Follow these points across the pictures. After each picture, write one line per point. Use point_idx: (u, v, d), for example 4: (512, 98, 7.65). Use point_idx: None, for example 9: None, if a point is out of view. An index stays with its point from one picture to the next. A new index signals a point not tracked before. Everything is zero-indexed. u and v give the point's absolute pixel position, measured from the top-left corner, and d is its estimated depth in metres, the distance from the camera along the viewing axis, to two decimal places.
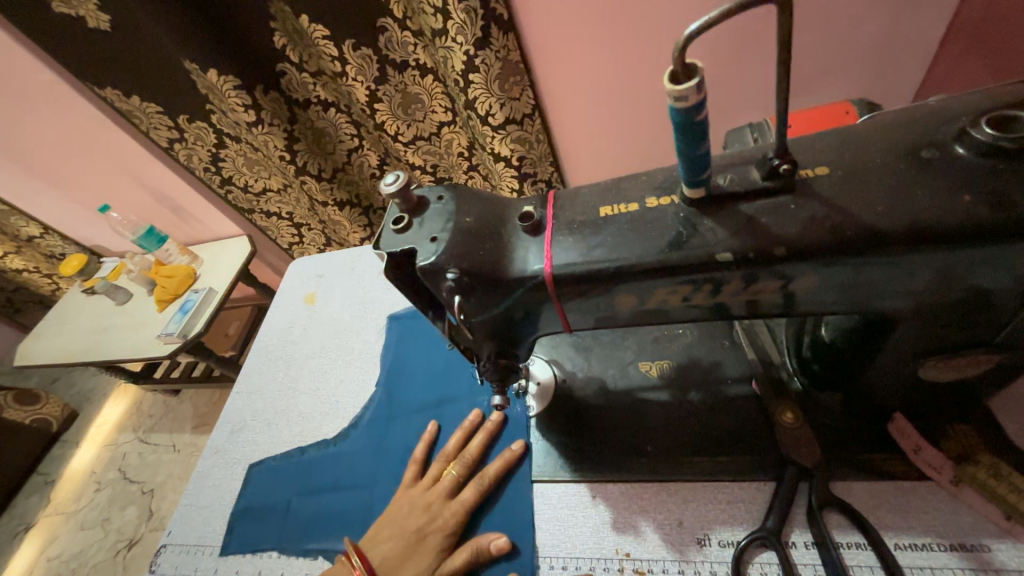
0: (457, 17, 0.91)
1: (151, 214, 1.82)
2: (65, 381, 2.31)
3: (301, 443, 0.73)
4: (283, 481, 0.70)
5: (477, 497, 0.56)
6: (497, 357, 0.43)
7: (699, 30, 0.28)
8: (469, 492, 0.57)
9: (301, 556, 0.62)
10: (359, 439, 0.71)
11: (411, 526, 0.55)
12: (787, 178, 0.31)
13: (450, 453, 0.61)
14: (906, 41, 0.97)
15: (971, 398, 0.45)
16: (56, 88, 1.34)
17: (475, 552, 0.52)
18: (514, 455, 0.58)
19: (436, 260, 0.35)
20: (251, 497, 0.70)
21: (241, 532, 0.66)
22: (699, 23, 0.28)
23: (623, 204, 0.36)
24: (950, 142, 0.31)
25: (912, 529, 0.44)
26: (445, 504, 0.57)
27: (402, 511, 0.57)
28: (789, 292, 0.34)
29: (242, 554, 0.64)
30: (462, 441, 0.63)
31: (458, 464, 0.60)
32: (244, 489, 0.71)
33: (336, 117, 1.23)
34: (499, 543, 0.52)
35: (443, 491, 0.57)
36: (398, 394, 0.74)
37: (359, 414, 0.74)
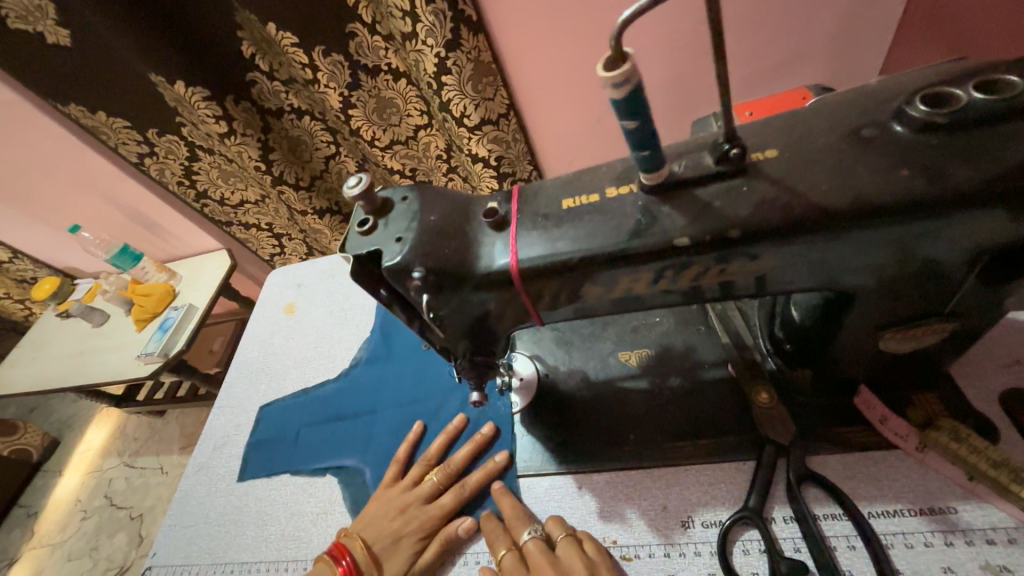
0: (426, 19, 0.91)
1: (124, 232, 1.78)
2: (43, 408, 2.25)
3: (307, 385, 0.81)
4: (292, 418, 0.76)
5: (456, 503, 0.57)
6: (473, 354, 0.44)
7: (633, 16, 0.29)
8: (448, 497, 0.57)
9: (310, 474, 0.69)
10: (360, 376, 0.77)
11: (388, 530, 0.56)
12: (738, 162, 0.32)
13: (433, 456, 0.62)
14: (863, 27, 1.00)
15: (932, 367, 0.47)
16: (16, 108, 1.31)
17: (446, 543, 0.55)
18: (497, 468, 0.58)
19: (401, 260, 0.35)
20: (263, 432, 0.77)
21: (255, 462, 0.74)
22: (632, 9, 0.28)
23: (584, 195, 0.36)
24: (890, 119, 0.32)
25: (883, 497, 0.45)
26: (423, 508, 0.58)
27: (381, 509, 0.58)
28: (749, 273, 0.35)
29: (257, 477, 0.72)
30: (445, 445, 0.63)
31: (439, 469, 0.60)
32: (255, 430, 0.78)
33: (311, 125, 1.22)
34: (465, 524, 0.54)
35: (423, 494, 0.58)
36: (385, 376, 0.76)
37: (357, 354, 0.81)
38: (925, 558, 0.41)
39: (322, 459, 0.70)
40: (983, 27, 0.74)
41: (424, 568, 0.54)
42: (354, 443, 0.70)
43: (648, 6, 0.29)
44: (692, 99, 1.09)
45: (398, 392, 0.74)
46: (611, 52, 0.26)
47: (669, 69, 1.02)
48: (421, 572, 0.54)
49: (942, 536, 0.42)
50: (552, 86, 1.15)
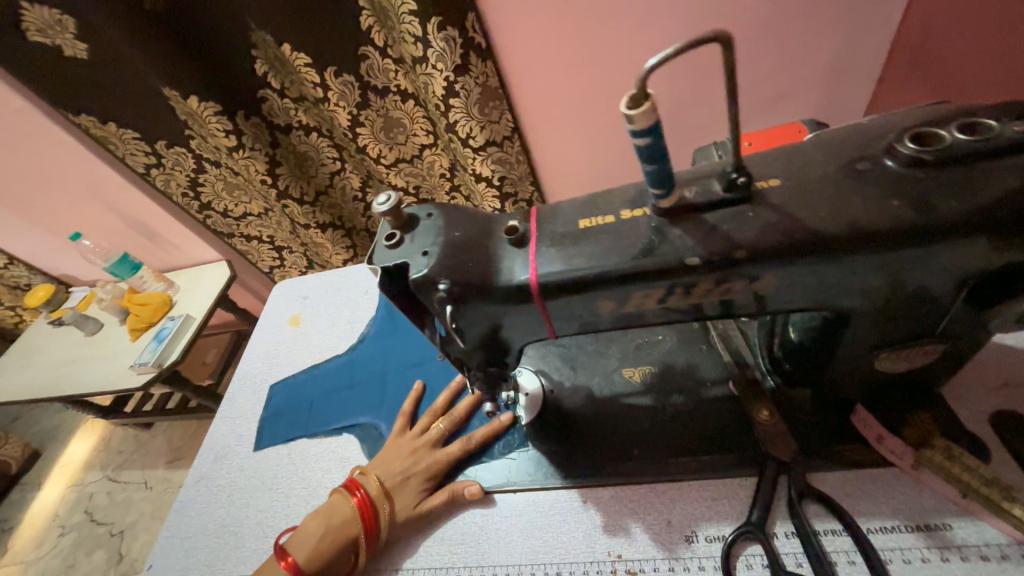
0: (437, 45, 0.96)
1: (124, 241, 1.79)
2: (27, 418, 2.20)
3: (318, 360, 0.86)
4: (306, 389, 0.82)
5: (461, 452, 0.61)
6: (487, 365, 0.45)
7: (658, 63, 0.32)
8: (453, 446, 0.62)
9: (328, 434, 0.74)
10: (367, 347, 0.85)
11: (398, 468, 0.61)
12: (745, 190, 0.35)
13: (438, 408, 0.67)
14: (851, 66, 1.06)
15: (924, 387, 0.49)
16: (27, 117, 1.33)
17: (452, 495, 0.58)
18: (500, 426, 0.62)
19: (427, 272, 0.37)
20: (278, 405, 0.81)
21: (272, 431, 0.78)
22: (657, 56, 0.32)
23: (600, 216, 0.38)
24: (881, 155, 0.35)
25: (881, 514, 0.46)
26: (431, 453, 0.62)
27: (392, 453, 0.63)
28: (753, 293, 0.37)
29: (276, 444, 0.76)
30: (449, 400, 0.68)
31: (445, 419, 0.65)
32: (268, 408, 0.82)
33: (318, 141, 1.26)
34: (472, 490, 0.58)
35: (430, 440, 0.63)
36: (392, 350, 0.82)
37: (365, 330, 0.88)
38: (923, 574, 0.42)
39: (336, 420, 0.75)
40: (963, 70, 0.79)
41: (429, 506, 0.58)
42: (366, 404, 0.75)
43: (672, 53, 0.32)
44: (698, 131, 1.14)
45: (402, 362, 0.80)
46: (635, 92, 0.29)
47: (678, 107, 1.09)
48: (427, 509, 0.58)
49: (938, 552, 0.43)
50: (558, 111, 1.19)
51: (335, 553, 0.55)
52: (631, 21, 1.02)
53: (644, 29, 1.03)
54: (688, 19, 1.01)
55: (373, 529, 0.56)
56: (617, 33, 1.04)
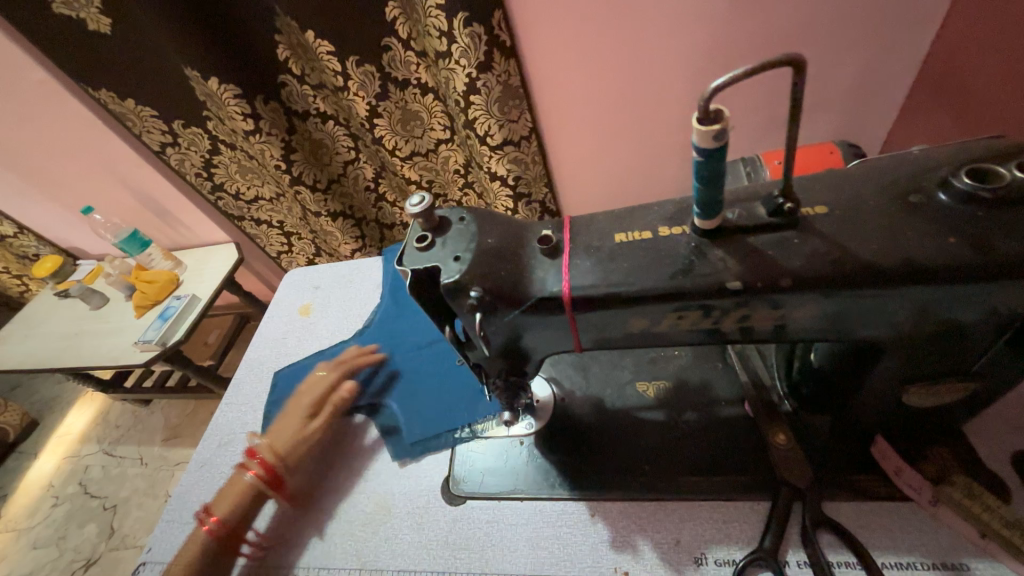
0: (462, 41, 0.95)
1: (135, 217, 1.79)
2: (26, 387, 2.21)
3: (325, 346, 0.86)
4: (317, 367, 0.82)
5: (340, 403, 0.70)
6: (508, 373, 0.45)
7: (724, 84, 0.32)
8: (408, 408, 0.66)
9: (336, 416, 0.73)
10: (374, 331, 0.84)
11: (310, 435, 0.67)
12: (790, 216, 0.34)
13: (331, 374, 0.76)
14: (880, 87, 1.05)
15: (949, 422, 0.48)
16: (47, 88, 1.32)
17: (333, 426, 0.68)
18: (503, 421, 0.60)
19: (459, 278, 0.36)
20: (283, 389, 0.81)
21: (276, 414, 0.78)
22: (725, 78, 0.32)
23: (637, 231, 0.38)
24: (935, 189, 0.34)
25: (897, 549, 0.46)
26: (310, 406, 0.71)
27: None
28: (790, 320, 0.36)
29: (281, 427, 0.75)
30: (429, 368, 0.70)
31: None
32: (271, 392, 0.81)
33: (334, 129, 1.25)
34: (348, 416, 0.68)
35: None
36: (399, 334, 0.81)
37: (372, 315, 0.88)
38: None
39: (349, 398, 0.75)
40: (994, 100, 0.78)
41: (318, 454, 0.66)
42: (374, 387, 0.75)
43: (738, 78, 0.32)
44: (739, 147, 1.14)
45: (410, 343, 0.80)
46: (706, 109, 0.28)
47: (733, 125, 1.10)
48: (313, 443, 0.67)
49: None
50: (579, 113, 1.18)
51: (250, 503, 0.63)
52: (663, 28, 1.00)
53: (673, 38, 1.02)
54: (718, 31, 1.00)
55: (280, 480, 0.64)
56: (645, 41, 1.03)
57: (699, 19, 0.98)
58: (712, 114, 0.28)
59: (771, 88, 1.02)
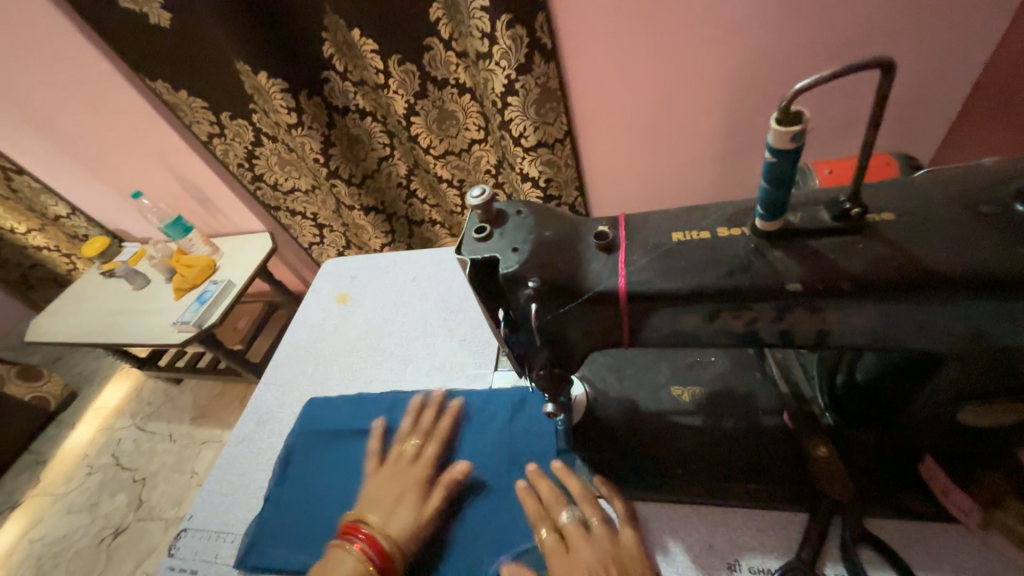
0: (504, 43, 0.97)
1: (179, 203, 1.87)
2: (66, 361, 2.33)
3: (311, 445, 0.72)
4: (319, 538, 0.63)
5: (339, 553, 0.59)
6: (552, 366, 0.46)
7: (806, 89, 0.32)
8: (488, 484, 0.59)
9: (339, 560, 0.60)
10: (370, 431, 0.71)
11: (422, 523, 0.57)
12: (855, 221, 0.34)
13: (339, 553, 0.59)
14: (932, 99, 1.02)
15: (1004, 445, 0.46)
16: (108, 77, 1.40)
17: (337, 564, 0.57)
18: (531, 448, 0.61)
19: (517, 268, 0.37)
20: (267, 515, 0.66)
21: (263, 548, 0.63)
22: (807, 82, 0.32)
23: (695, 231, 0.38)
24: (1010, 200, 0.33)
25: (940, 570, 0.45)
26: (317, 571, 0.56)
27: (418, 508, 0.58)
28: (847, 327, 0.36)
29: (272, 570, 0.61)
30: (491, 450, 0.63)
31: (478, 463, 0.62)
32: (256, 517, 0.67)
33: (372, 125, 1.29)
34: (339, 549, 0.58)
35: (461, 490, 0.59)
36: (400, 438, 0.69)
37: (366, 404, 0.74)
38: None
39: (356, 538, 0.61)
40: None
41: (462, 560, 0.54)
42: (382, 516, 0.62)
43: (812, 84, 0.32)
44: None
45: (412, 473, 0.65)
46: (783, 113, 0.28)
47: None
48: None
49: None
50: (615, 118, 1.18)
51: None
52: (707, 32, 1.00)
53: (718, 43, 1.01)
54: (765, 39, 0.99)
55: None
56: (688, 47, 1.02)
57: (745, 26, 0.97)
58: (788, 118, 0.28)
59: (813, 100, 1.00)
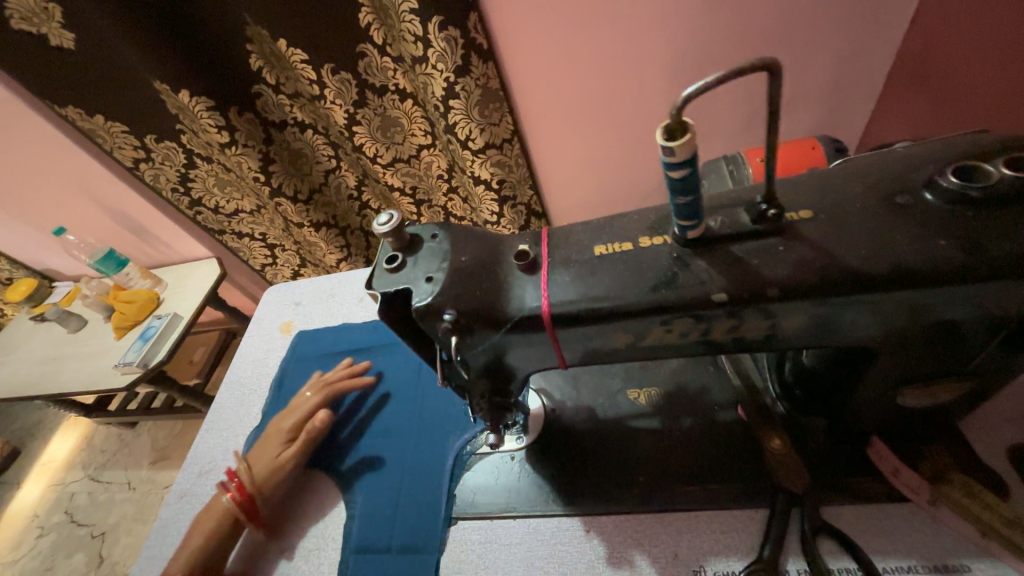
0: (438, 45, 0.93)
1: (110, 236, 1.73)
2: (4, 416, 2.13)
3: (300, 372, 0.81)
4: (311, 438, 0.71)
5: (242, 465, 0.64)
6: (491, 394, 0.43)
7: (693, 95, 0.31)
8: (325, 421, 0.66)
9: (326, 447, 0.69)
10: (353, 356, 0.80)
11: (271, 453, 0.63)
12: (774, 222, 0.33)
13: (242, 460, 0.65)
14: (856, 78, 1.06)
15: (944, 420, 0.47)
16: (8, 106, 1.27)
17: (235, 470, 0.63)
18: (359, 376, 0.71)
19: (432, 300, 0.35)
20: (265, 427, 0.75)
21: None
22: (695, 88, 0.30)
23: (617, 243, 0.36)
24: (921, 189, 0.33)
25: (897, 552, 0.44)
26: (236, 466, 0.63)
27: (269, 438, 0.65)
28: (782, 328, 0.35)
29: None
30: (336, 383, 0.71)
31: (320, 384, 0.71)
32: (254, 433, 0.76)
33: (313, 139, 1.21)
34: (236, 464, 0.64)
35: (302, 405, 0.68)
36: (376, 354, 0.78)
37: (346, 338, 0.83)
38: None
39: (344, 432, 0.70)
40: (970, 82, 0.78)
41: None
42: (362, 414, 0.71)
43: (707, 86, 0.31)
44: (717, 139, 1.13)
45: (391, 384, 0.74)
46: (670, 119, 0.27)
47: (726, 115, 1.07)
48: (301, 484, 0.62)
49: None
50: (563, 111, 1.15)
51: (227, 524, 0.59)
52: (639, 23, 0.99)
53: (652, 35, 1.00)
54: (696, 26, 0.99)
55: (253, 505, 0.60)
56: (625, 40, 1.01)
57: (676, 14, 0.97)
58: (679, 125, 0.27)
59: (739, 96, 1.03)
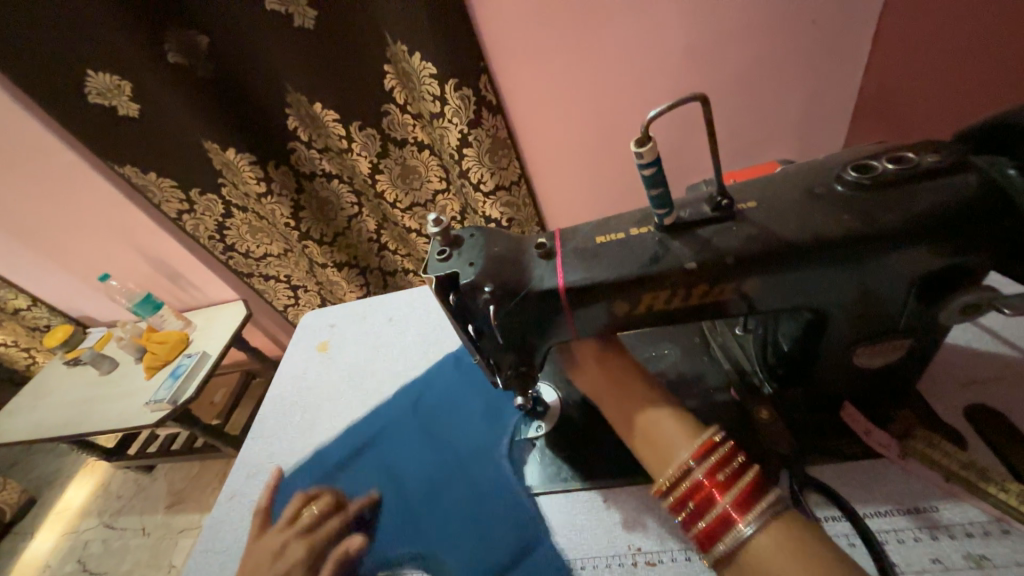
0: (453, 102, 1.10)
1: (147, 281, 1.88)
2: (24, 464, 2.18)
3: (339, 402, 0.89)
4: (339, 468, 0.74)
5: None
6: (517, 365, 0.52)
7: (658, 115, 0.40)
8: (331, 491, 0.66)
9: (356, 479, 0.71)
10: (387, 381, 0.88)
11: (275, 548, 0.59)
12: (727, 209, 0.44)
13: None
14: (822, 116, 1.21)
15: (903, 384, 0.54)
16: (75, 169, 1.46)
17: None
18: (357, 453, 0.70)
19: (473, 278, 0.45)
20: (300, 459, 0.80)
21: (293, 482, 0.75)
22: (656, 111, 0.40)
23: (613, 233, 0.47)
24: (833, 181, 0.43)
25: (876, 500, 0.51)
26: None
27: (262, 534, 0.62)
28: (744, 294, 0.45)
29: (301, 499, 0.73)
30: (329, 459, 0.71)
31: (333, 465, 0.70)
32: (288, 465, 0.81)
33: (339, 187, 1.37)
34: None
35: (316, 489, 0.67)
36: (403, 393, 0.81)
37: (380, 363, 0.93)
38: (916, 552, 0.46)
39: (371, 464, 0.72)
40: (930, 115, 0.92)
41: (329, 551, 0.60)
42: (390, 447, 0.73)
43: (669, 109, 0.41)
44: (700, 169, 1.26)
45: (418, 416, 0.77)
46: (641, 134, 0.38)
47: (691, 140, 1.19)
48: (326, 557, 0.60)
49: (927, 531, 0.47)
50: (561, 154, 1.31)
51: None
52: (626, 79, 1.15)
53: (638, 88, 1.17)
54: (676, 79, 1.15)
55: None
56: (614, 93, 1.18)
57: (656, 70, 1.14)
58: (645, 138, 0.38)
59: (690, 123, 1.15)
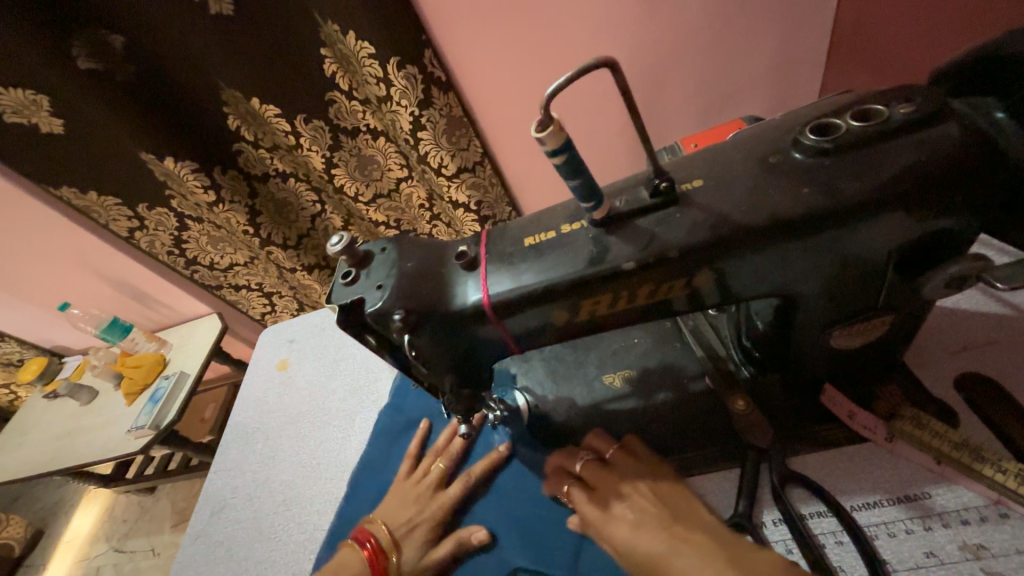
0: (399, 83, 1.01)
1: (113, 305, 1.79)
2: (26, 498, 2.09)
3: (303, 429, 0.83)
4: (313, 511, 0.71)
5: None
6: (459, 388, 0.45)
7: (555, 91, 0.34)
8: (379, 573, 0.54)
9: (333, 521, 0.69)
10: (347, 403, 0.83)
11: None
12: (668, 193, 0.37)
13: None
14: (796, 60, 1.12)
15: (888, 359, 0.50)
16: (8, 195, 1.35)
17: None
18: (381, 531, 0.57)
19: (382, 305, 0.39)
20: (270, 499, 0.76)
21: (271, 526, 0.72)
22: (554, 85, 0.34)
23: (543, 232, 0.40)
24: (791, 149, 0.37)
25: (861, 490, 0.47)
26: None
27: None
28: (696, 288, 0.39)
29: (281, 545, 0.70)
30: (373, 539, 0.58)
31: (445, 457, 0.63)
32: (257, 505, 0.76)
33: (296, 186, 1.25)
34: None
35: (431, 484, 0.61)
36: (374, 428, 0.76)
37: (342, 379, 0.87)
38: (908, 546, 0.42)
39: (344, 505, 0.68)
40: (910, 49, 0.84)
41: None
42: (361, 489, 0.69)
43: (566, 81, 0.35)
44: None
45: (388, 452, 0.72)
46: (542, 117, 0.32)
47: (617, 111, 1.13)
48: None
49: (921, 522, 0.43)
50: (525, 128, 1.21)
51: None
52: (581, 40, 1.06)
53: (594, 48, 1.07)
54: (637, 33, 1.05)
55: None
56: (571, 57, 1.08)
57: (612, 25, 1.04)
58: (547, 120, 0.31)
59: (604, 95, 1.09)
